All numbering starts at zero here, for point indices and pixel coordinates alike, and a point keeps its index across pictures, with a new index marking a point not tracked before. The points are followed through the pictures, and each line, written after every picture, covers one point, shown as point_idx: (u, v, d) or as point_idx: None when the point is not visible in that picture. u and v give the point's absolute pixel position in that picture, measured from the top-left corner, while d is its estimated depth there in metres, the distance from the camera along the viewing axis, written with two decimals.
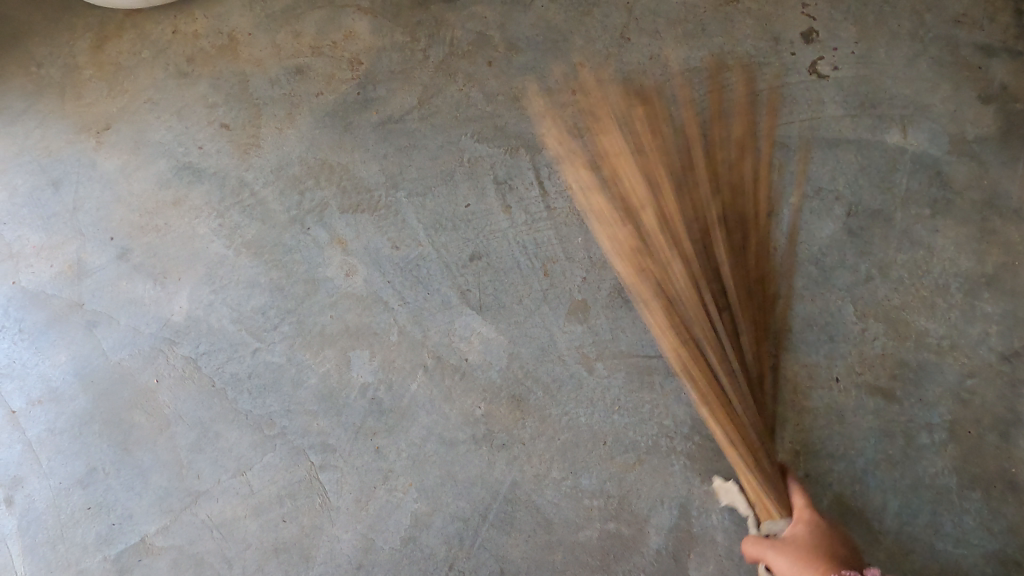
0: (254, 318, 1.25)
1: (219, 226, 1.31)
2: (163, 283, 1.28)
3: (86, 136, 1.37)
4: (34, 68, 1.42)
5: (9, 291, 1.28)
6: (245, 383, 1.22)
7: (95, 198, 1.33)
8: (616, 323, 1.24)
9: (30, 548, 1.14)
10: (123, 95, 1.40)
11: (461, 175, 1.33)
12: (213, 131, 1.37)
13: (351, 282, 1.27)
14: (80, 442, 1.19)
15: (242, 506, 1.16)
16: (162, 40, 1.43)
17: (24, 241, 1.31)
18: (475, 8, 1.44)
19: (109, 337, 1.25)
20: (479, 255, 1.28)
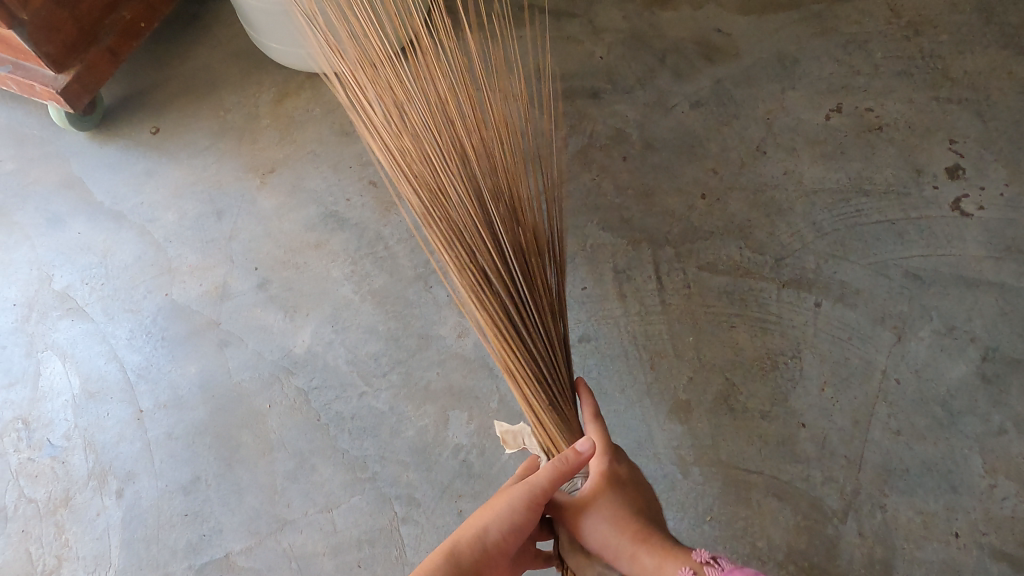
0: (366, 363, 1.31)
1: (351, 272, 1.40)
2: (292, 316, 1.37)
3: (253, 176, 1.53)
4: (221, 113, 1.61)
5: (160, 301, 1.41)
6: (347, 423, 1.26)
7: (248, 231, 1.47)
8: (718, 430, 1.21)
9: (128, 542, 1.20)
10: (291, 144, 1.56)
11: (583, 258, 1.38)
12: (362, 186, 1.50)
13: (462, 343, 1.32)
14: (191, 451, 1.26)
15: (322, 543, 1.18)
16: (333, 101, 1.60)
17: (182, 259, 1.45)
18: (618, 107, 1.54)
19: (236, 357, 1.33)
20: (588, 338, 1.30)
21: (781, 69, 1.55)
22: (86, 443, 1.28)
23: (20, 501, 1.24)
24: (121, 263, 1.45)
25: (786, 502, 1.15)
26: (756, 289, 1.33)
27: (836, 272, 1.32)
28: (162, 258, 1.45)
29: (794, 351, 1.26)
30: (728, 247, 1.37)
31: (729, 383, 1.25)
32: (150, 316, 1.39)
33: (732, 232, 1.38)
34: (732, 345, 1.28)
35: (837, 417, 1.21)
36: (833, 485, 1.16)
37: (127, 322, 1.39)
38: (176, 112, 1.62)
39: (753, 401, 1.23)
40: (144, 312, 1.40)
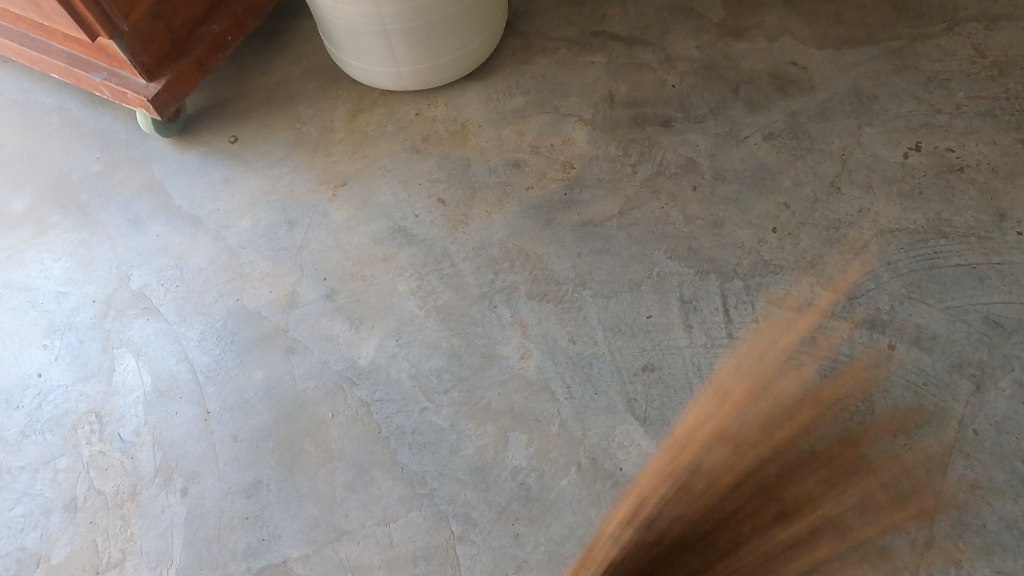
0: (428, 379, 1.32)
1: (417, 287, 1.42)
2: (357, 328, 1.39)
3: (326, 189, 1.57)
4: (297, 126, 1.66)
5: (230, 305, 1.44)
6: (407, 437, 1.27)
7: (318, 242, 1.50)
8: (784, 470, 1.18)
9: (189, 541, 1.22)
10: (363, 159, 1.60)
11: (648, 286, 1.37)
12: (431, 204, 1.52)
13: (524, 365, 1.32)
14: (254, 454, 1.28)
15: (378, 557, 1.18)
16: (405, 119, 1.64)
17: (255, 265, 1.48)
18: (689, 136, 1.54)
19: (302, 365, 1.36)
20: (651, 366, 1.29)
21: (858, 105, 1.53)
22: (154, 441, 1.31)
23: (89, 493, 1.28)
24: (196, 267, 1.50)
25: (853, 550, 1.12)
26: (827, 326, 1.30)
27: (912, 315, 1.29)
28: (235, 264, 1.49)
29: (865, 393, 1.23)
30: (799, 283, 1.35)
31: (796, 423, 1.22)
32: (221, 319, 1.43)
33: (804, 268, 1.36)
34: (800, 382, 1.25)
35: (910, 465, 1.17)
36: (903, 536, 1.12)
37: (199, 325, 1.43)
38: (254, 123, 1.68)
39: (820, 443, 1.20)
40: (215, 315, 1.43)
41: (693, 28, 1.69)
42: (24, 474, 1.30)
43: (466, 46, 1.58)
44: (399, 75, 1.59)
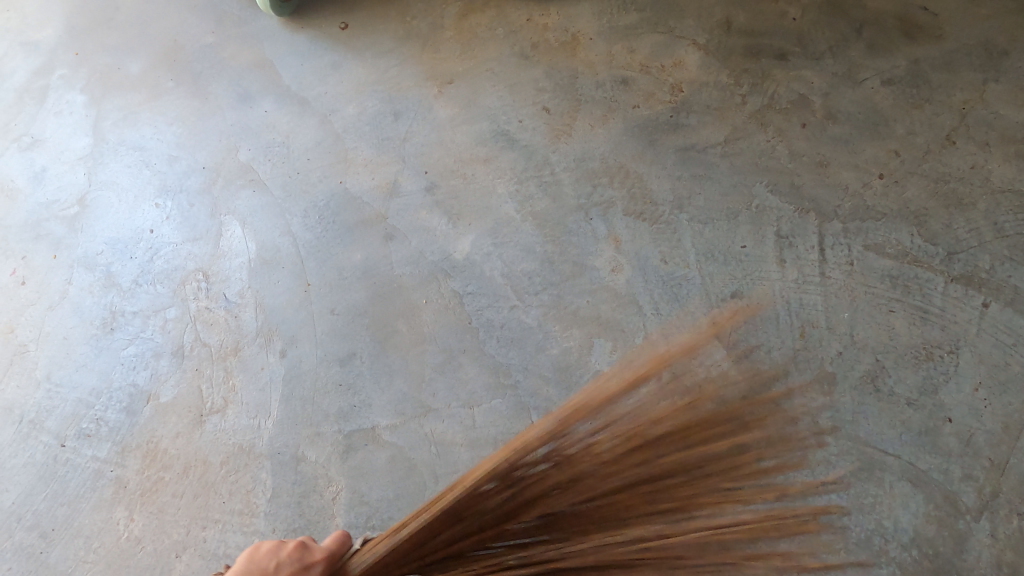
0: (520, 279, 1.37)
1: (516, 191, 1.45)
2: (455, 223, 1.43)
3: (432, 85, 1.58)
4: (407, 20, 1.66)
5: (334, 187, 1.49)
6: (496, 330, 1.33)
7: (422, 136, 1.52)
8: (860, 407, 1.22)
9: (286, 398, 1.31)
10: (471, 60, 1.60)
11: (746, 217, 1.38)
12: (535, 111, 1.53)
13: (614, 278, 1.35)
14: (350, 329, 1.35)
15: (461, 435, 1.25)
16: (516, 24, 1.63)
17: (358, 151, 1.52)
18: (804, 72, 1.51)
19: (399, 251, 1.41)
20: (740, 295, 1.32)
21: (987, 59, 1.47)
22: (256, 304, 1.39)
23: (195, 343, 1.37)
24: (302, 147, 1.54)
25: (918, 489, 1.16)
26: (922, 278, 1.30)
27: (1011, 276, 1.28)
28: (340, 148, 1.52)
29: (952, 346, 1.25)
30: (899, 232, 1.34)
31: (878, 365, 1.25)
32: (324, 199, 1.48)
33: (906, 218, 1.35)
34: (887, 328, 1.27)
35: (987, 419, 1.19)
36: (970, 482, 1.16)
37: (303, 202, 1.48)
38: (365, 12, 1.68)
39: (900, 387, 1.23)
40: (318, 195, 1.48)
41: None
42: (136, 319, 1.40)
43: None
44: None
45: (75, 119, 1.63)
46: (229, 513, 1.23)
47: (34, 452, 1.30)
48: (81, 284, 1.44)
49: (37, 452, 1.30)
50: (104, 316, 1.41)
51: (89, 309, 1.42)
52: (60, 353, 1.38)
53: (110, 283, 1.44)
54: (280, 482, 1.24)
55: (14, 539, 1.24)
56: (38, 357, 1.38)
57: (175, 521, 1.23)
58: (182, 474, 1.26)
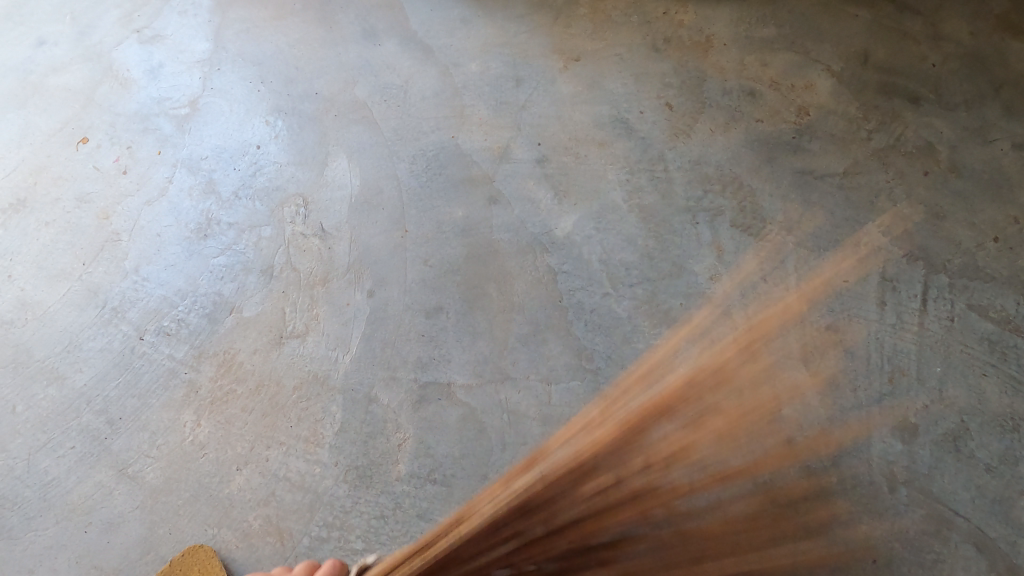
0: (616, 269, 1.36)
1: (626, 180, 1.43)
2: (561, 200, 1.42)
3: (558, 58, 1.56)
4: None
5: (446, 140, 1.48)
6: (585, 313, 1.32)
7: (540, 107, 1.51)
8: (937, 463, 1.20)
9: (368, 337, 1.31)
10: (600, 41, 1.58)
11: (853, 252, 1.37)
12: (657, 105, 1.51)
13: (712, 286, 1.34)
14: (441, 283, 1.35)
15: (535, 409, 1.25)
16: (652, 15, 1.61)
17: (475, 109, 1.51)
18: (933, 119, 1.47)
19: (502, 217, 1.40)
20: (836, 328, 1.31)
21: None
22: (352, 240, 1.39)
23: (285, 266, 1.37)
24: (419, 94, 1.53)
25: (984, 555, 1.14)
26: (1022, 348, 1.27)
27: None
28: (458, 103, 1.51)
29: None
30: (1006, 298, 1.31)
31: (962, 425, 1.23)
32: (434, 150, 1.47)
33: (1015, 285, 1.32)
34: (977, 391, 1.25)
35: None
36: None
37: (413, 149, 1.47)
38: None
39: (981, 451, 1.21)
40: (428, 144, 1.47)
41: (970, 10, 1.58)
42: (230, 230, 1.40)
43: None
44: None
45: (198, 22, 1.63)
46: (295, 438, 1.24)
47: (113, 339, 1.31)
48: (180, 185, 1.44)
49: (116, 340, 1.31)
50: (199, 221, 1.41)
51: (185, 211, 1.42)
52: (151, 249, 1.39)
53: (209, 190, 1.44)
54: (349, 418, 1.25)
55: (81, 420, 1.26)
56: (129, 248, 1.39)
57: (241, 435, 1.24)
58: (254, 390, 1.27)
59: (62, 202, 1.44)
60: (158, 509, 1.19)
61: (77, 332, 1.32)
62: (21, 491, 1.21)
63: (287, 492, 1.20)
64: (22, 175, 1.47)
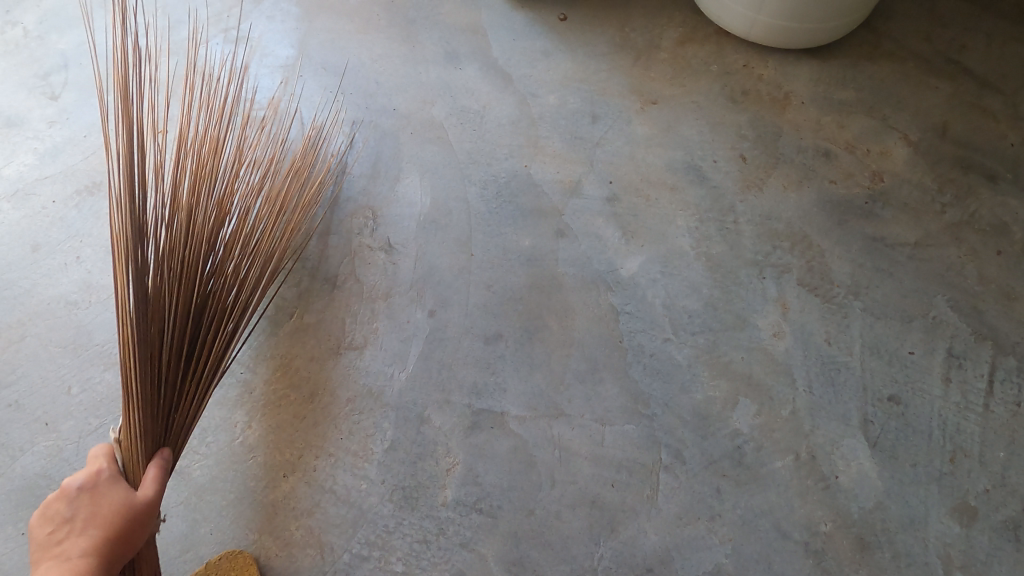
0: (679, 315, 1.35)
1: (695, 227, 1.43)
2: (628, 240, 1.41)
3: (635, 99, 1.57)
4: (626, 30, 1.66)
5: (518, 168, 1.48)
6: (645, 356, 1.31)
7: (615, 145, 1.51)
8: (996, 551, 1.17)
9: (425, 357, 1.30)
10: (679, 86, 1.59)
11: (920, 325, 1.35)
12: (731, 156, 1.51)
13: (774, 343, 1.33)
14: (502, 310, 1.34)
15: (588, 448, 1.24)
16: (731, 66, 1.62)
17: (549, 141, 1.51)
18: (1010, 199, 1.46)
19: (568, 251, 1.40)
20: (898, 400, 1.28)
21: None
22: (417, 258, 1.39)
23: (349, 276, 1.37)
24: (495, 120, 1.54)
25: None
26: None
27: None
28: (532, 133, 1.52)
29: None
30: None
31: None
32: (505, 177, 1.47)
33: None
34: None
35: None
36: None
37: (485, 174, 1.48)
38: (587, 10, 1.69)
39: None
40: (500, 171, 1.48)
41: None
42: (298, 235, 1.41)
43: (830, 21, 1.54)
44: (753, 23, 1.57)
45: (283, 28, 1.66)
46: (344, 451, 1.23)
47: None
48: None
49: None
50: None
51: None
52: None
53: None
54: (399, 437, 1.24)
55: None
56: None
57: (291, 442, 1.23)
58: (307, 398, 1.27)
59: None
60: (202, 508, 1.19)
61: None
62: (67, 474, 1.21)
63: (332, 505, 1.19)
64: (99, 159, 1.48)
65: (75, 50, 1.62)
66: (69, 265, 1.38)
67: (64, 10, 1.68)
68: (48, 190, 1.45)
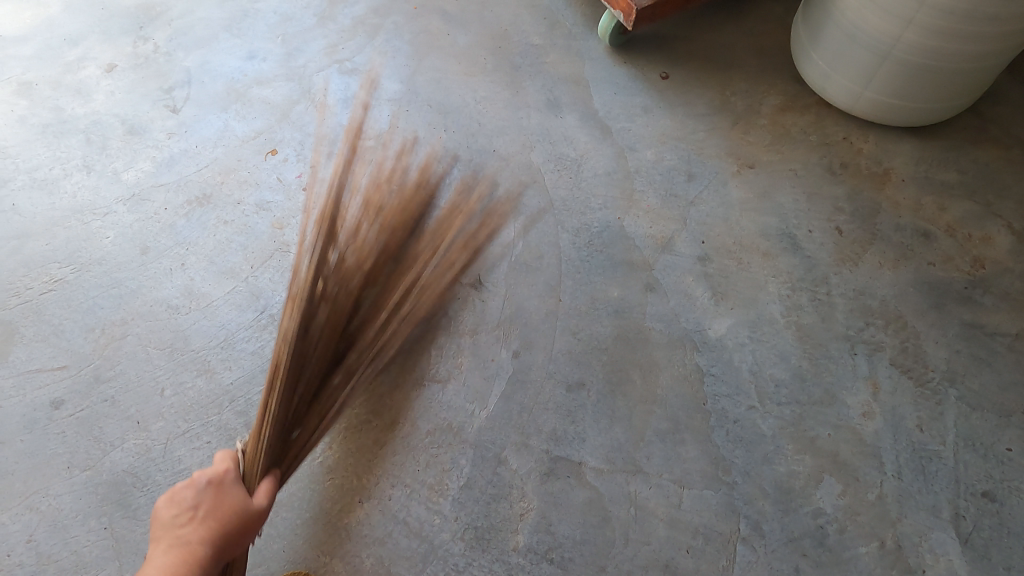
0: (765, 383, 1.33)
1: (786, 295, 1.42)
2: (717, 301, 1.41)
3: (732, 161, 1.58)
4: (727, 93, 1.67)
5: (611, 220, 1.50)
6: (728, 422, 1.29)
7: (709, 206, 1.52)
8: None
9: (506, 398, 1.31)
10: (777, 153, 1.59)
11: (1018, 420, 1.29)
12: (827, 227, 1.50)
13: (863, 423, 1.29)
14: (587, 358, 1.35)
15: (664, 510, 1.22)
16: (831, 138, 1.62)
17: (644, 196, 1.53)
18: None
19: (656, 306, 1.40)
20: (992, 497, 1.23)
21: None
22: (506, 297, 1.41)
23: (438, 309, 1.40)
24: (592, 170, 1.56)
25: None
26: None
27: None
28: (628, 186, 1.54)
29: None
30: None
31: None
32: (598, 227, 1.49)
33: None
34: None
35: None
36: None
37: (578, 222, 1.50)
38: (689, 70, 1.71)
39: None
40: (593, 220, 1.50)
41: None
42: None
43: (938, 102, 1.53)
44: (858, 97, 1.57)
45: (394, 63, 1.72)
46: (419, 483, 1.23)
47: (265, 345, 1.36)
48: None
49: (268, 346, 1.35)
50: None
51: None
52: None
53: None
54: (476, 475, 1.24)
55: (222, 417, 1.29)
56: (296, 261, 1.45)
57: (369, 468, 1.24)
58: (388, 425, 1.28)
59: (242, 205, 1.51)
60: (278, 523, 1.20)
61: (234, 331, 1.37)
62: (153, 474, 1.24)
63: (403, 537, 1.19)
64: (212, 173, 1.56)
65: (198, 68, 1.71)
66: (174, 271, 1.43)
67: (193, 30, 1.78)
68: (161, 197, 1.52)
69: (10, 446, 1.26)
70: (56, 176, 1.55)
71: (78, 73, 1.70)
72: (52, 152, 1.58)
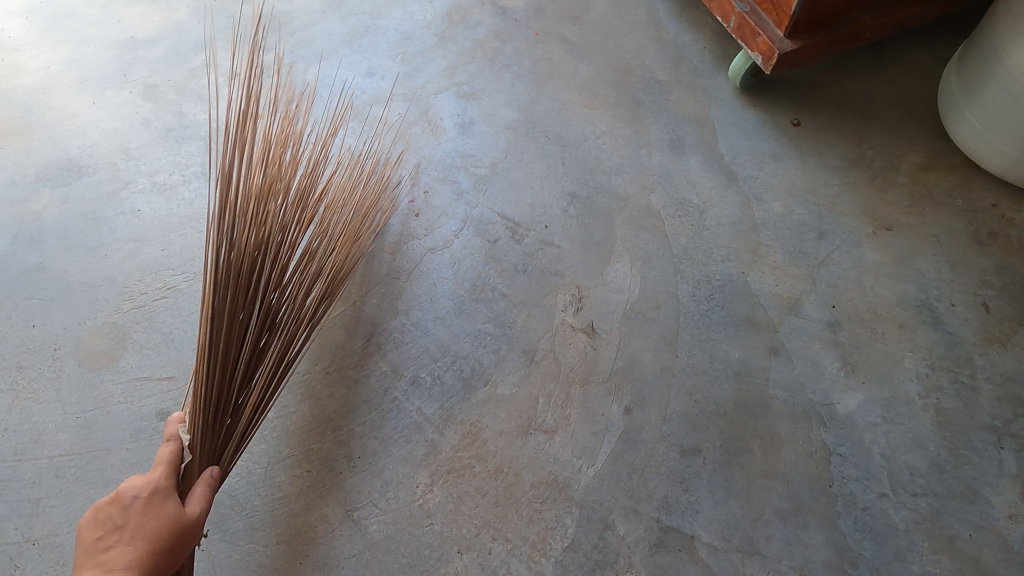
0: (899, 470, 1.22)
1: (924, 373, 1.31)
2: (848, 373, 1.31)
3: (867, 221, 1.48)
4: (863, 146, 1.57)
5: (735, 274, 1.42)
6: (856, 509, 1.19)
7: (841, 268, 1.42)
8: None
9: (616, 457, 1.24)
10: (917, 215, 1.48)
11: None
12: (971, 302, 1.38)
13: (1008, 526, 1.17)
14: (703, 422, 1.27)
15: None
16: (979, 203, 1.50)
17: (771, 251, 1.45)
18: None
19: (780, 372, 1.31)
20: None
21: None
22: (619, 347, 1.34)
23: (549, 354, 1.34)
24: (715, 218, 1.49)
25: None
26: None
27: None
28: (753, 239, 1.46)
29: None
30: None
31: None
32: (720, 280, 1.41)
33: None
34: None
35: None
36: None
37: (699, 273, 1.42)
38: (822, 118, 1.62)
39: None
40: (715, 272, 1.42)
41: None
42: (502, 300, 1.40)
43: None
44: (1016, 163, 1.45)
45: (512, 90, 1.68)
46: (521, 539, 1.17)
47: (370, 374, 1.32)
48: (465, 242, 1.47)
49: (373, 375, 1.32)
50: (474, 283, 1.42)
51: (465, 268, 1.44)
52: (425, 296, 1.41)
53: (490, 255, 1.45)
54: (581, 537, 1.18)
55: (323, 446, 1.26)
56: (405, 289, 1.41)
57: (469, 516, 1.19)
58: (492, 473, 1.23)
59: None
60: (374, 566, 1.16)
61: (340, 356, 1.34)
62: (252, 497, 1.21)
63: None
64: None
65: (318, 82, 1.71)
66: None
67: (313, 43, 1.78)
68: None
69: (116, 454, 1.26)
70: (175, 182, 1.56)
71: (201, 79, 1.72)
72: (173, 158, 1.60)
